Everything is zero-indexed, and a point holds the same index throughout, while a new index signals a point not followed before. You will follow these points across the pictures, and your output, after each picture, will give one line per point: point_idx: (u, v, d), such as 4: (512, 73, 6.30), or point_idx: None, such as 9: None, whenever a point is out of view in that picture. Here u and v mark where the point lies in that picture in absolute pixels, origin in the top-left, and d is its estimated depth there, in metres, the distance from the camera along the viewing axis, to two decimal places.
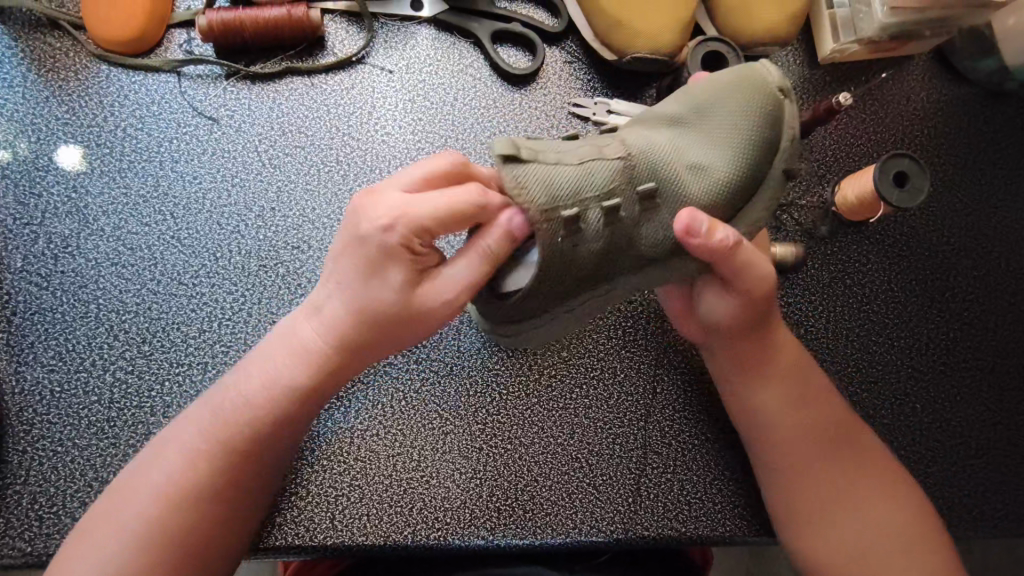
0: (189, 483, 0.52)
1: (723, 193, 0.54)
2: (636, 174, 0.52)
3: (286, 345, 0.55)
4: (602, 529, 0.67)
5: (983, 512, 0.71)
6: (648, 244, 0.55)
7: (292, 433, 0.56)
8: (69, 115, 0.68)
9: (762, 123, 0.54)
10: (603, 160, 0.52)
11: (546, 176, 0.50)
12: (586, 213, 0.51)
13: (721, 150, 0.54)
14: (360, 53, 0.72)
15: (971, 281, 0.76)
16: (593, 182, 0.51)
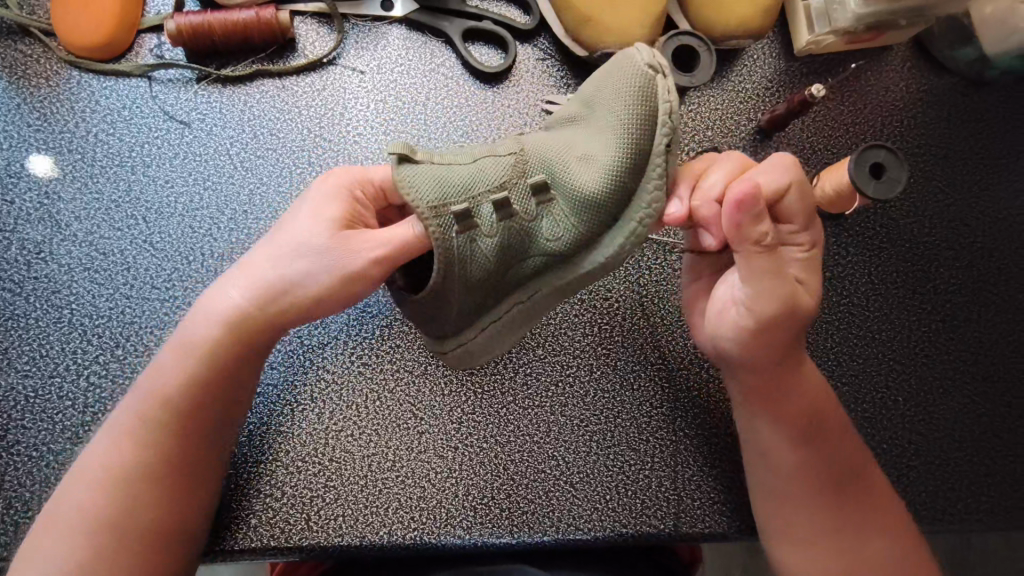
0: (132, 471, 0.54)
1: (613, 177, 0.54)
2: (527, 168, 0.56)
3: (202, 323, 0.57)
4: (579, 527, 0.66)
5: (967, 506, 0.70)
6: (548, 241, 0.57)
7: (209, 405, 0.57)
8: (41, 122, 0.68)
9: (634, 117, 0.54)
10: (491, 159, 0.55)
11: (431, 174, 0.54)
12: (478, 210, 0.54)
13: (604, 138, 0.55)
14: (331, 54, 0.72)
15: (953, 272, 0.75)
16: (479, 179, 0.54)
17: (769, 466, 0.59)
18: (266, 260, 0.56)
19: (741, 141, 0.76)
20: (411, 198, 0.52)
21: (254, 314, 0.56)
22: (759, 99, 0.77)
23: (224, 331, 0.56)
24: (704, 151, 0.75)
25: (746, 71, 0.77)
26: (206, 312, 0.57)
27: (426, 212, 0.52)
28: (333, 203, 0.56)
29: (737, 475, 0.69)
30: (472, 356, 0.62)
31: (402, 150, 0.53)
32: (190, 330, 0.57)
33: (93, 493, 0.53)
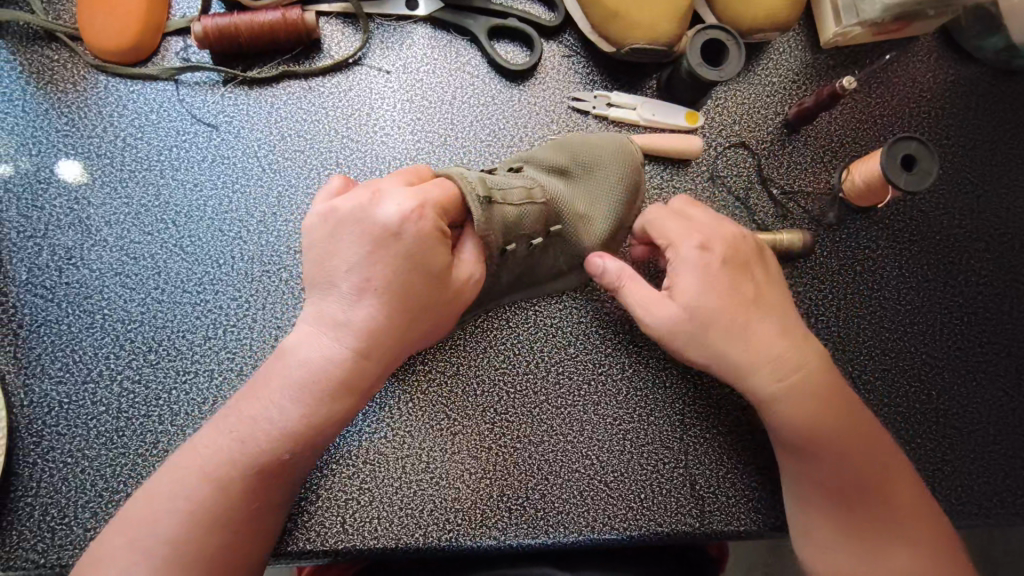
0: (219, 508, 0.50)
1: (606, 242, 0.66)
2: (549, 216, 0.61)
3: (297, 377, 0.52)
4: (615, 526, 0.66)
5: (1004, 500, 0.69)
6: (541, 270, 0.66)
7: (302, 456, 0.54)
8: (69, 127, 0.68)
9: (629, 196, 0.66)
10: (534, 205, 0.59)
11: (502, 214, 0.55)
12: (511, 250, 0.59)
13: (600, 204, 0.65)
14: (357, 55, 0.72)
15: (984, 264, 0.75)
16: (526, 222, 0.58)
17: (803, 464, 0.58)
18: (342, 294, 0.52)
19: (768, 135, 0.76)
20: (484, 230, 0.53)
21: (355, 371, 0.53)
22: (785, 92, 0.76)
23: (320, 382, 0.52)
24: (732, 145, 0.75)
25: (771, 64, 0.77)
26: (305, 355, 0.53)
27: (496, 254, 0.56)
28: (403, 238, 0.51)
29: (772, 472, 0.68)
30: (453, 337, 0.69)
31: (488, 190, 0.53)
32: (284, 371, 0.53)
33: (170, 527, 0.49)
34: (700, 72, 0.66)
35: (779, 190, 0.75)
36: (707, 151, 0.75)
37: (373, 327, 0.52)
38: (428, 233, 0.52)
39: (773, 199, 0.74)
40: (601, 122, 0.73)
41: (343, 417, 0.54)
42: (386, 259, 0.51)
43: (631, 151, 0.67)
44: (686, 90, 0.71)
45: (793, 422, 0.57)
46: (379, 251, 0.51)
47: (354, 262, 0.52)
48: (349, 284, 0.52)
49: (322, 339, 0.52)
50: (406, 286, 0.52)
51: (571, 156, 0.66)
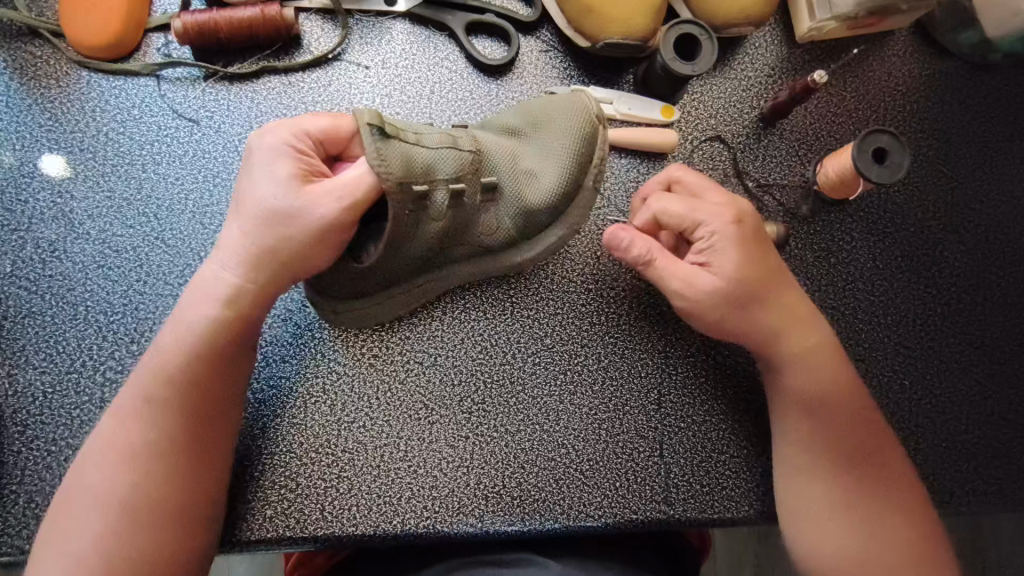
0: (151, 441, 0.54)
1: (553, 199, 0.64)
2: (481, 166, 0.62)
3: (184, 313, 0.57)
4: (590, 513, 0.67)
5: (974, 488, 0.70)
6: (485, 235, 0.66)
7: (225, 377, 0.58)
8: (52, 122, 0.69)
9: (577, 141, 0.64)
10: (452, 152, 0.60)
11: (403, 150, 0.57)
12: (432, 194, 0.59)
13: (550, 161, 0.64)
14: (336, 50, 0.73)
15: (959, 256, 0.76)
16: (442, 167, 0.59)
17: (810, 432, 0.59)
18: (232, 228, 0.59)
19: (744, 129, 0.77)
20: (386, 171, 0.55)
21: (233, 297, 0.58)
22: (761, 86, 0.77)
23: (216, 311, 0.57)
24: (708, 139, 0.76)
25: (748, 58, 0.78)
26: (201, 297, 0.58)
27: (394, 189, 0.56)
28: (287, 171, 0.58)
29: (745, 460, 0.70)
30: (390, 311, 0.69)
31: (377, 122, 0.55)
32: (192, 307, 0.58)
33: (113, 479, 0.53)
34: (674, 67, 0.67)
35: (755, 183, 0.75)
36: (684, 145, 0.76)
37: (251, 254, 0.57)
38: (294, 166, 0.58)
39: (749, 192, 0.75)
40: None
41: (244, 345, 0.59)
42: (278, 184, 0.57)
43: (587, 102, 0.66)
44: (662, 85, 0.72)
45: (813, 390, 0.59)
46: (256, 184, 0.58)
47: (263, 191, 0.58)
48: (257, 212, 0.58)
49: (209, 281, 0.58)
50: (285, 212, 0.57)
51: (525, 122, 0.67)
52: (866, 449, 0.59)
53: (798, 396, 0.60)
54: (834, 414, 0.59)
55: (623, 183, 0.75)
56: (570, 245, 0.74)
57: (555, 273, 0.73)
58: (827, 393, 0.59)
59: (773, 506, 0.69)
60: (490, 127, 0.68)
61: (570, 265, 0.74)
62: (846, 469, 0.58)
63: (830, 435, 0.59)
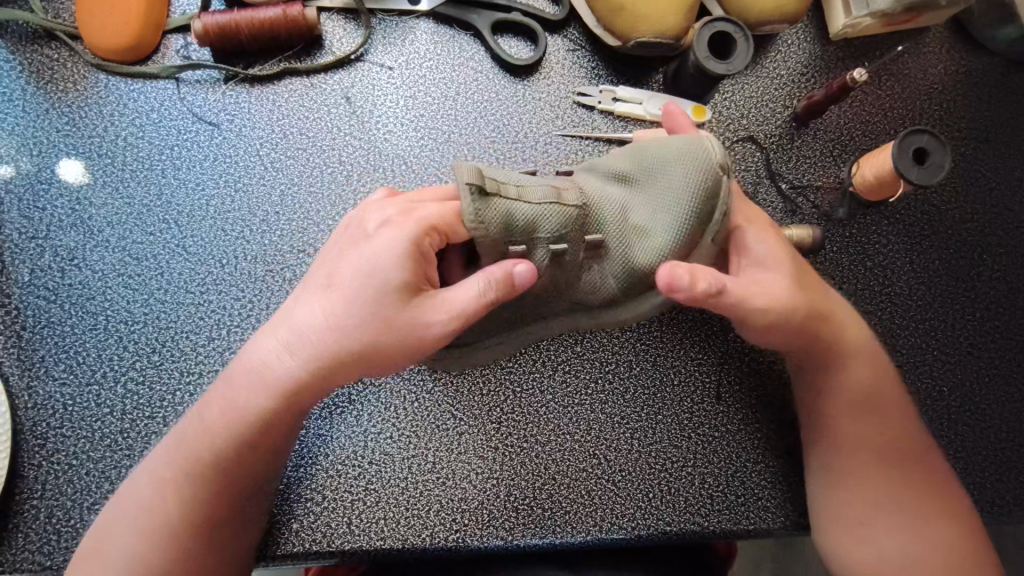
0: (211, 483, 0.54)
1: (666, 254, 0.54)
2: (585, 221, 0.54)
3: (240, 382, 0.55)
4: (622, 526, 0.66)
5: (1017, 497, 0.68)
6: (591, 295, 0.56)
7: (266, 458, 0.56)
8: (70, 127, 0.67)
9: (699, 188, 0.52)
10: (558, 207, 0.52)
11: (500, 207, 0.50)
12: (531, 254, 0.52)
13: (667, 217, 0.53)
14: (358, 51, 0.71)
15: (998, 259, 0.74)
16: (544, 225, 0.51)
17: (861, 428, 0.59)
18: (342, 318, 0.52)
19: (776, 129, 0.75)
20: (475, 223, 0.50)
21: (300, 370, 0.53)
22: (794, 85, 0.75)
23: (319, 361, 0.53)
24: (740, 140, 0.74)
25: (780, 56, 0.76)
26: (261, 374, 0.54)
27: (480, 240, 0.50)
28: (393, 268, 0.51)
29: (781, 470, 0.68)
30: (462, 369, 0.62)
31: (476, 179, 0.49)
32: (260, 374, 0.54)
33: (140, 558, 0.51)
34: (709, 66, 0.65)
35: (788, 184, 0.73)
36: None
37: (324, 355, 0.53)
38: (411, 277, 0.51)
39: (782, 194, 0.73)
40: (607, 116, 0.72)
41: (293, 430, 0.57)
42: (381, 250, 0.51)
43: (707, 146, 0.53)
44: (693, 84, 0.70)
45: (859, 382, 0.59)
46: (381, 287, 0.51)
47: (374, 302, 0.51)
48: (362, 313, 0.52)
49: (295, 340, 0.54)
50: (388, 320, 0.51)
51: (642, 165, 0.57)
52: (907, 444, 0.59)
53: (852, 393, 0.59)
54: (881, 417, 0.59)
55: None
56: None
57: None
58: (869, 383, 0.60)
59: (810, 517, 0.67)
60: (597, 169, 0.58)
61: None
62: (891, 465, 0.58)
63: (886, 436, 0.59)
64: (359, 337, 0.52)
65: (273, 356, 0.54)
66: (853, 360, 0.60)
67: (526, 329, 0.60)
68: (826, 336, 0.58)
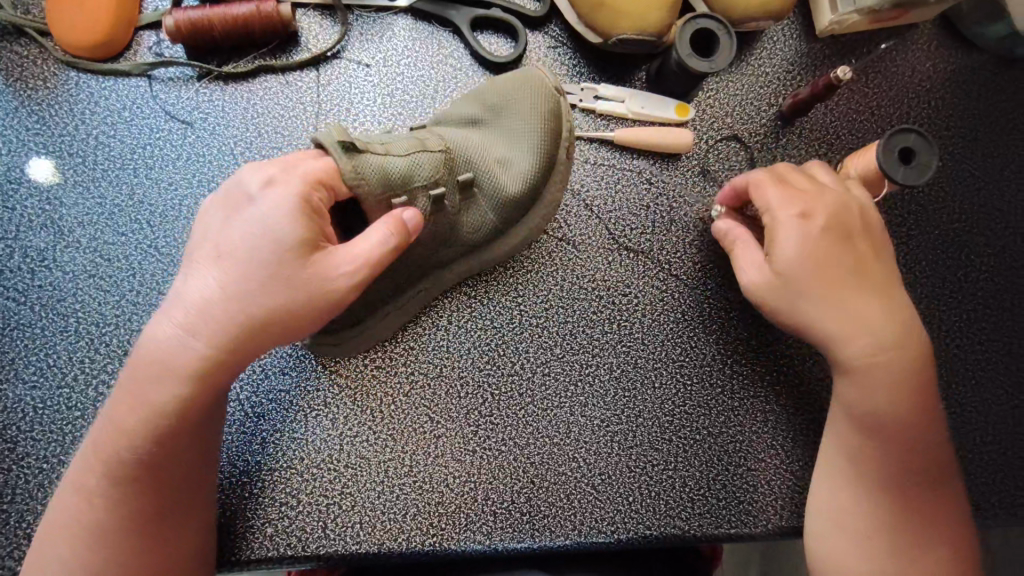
0: (124, 474, 0.50)
1: (530, 181, 0.62)
2: (454, 164, 0.57)
3: (145, 369, 0.50)
4: (602, 530, 0.65)
5: (1002, 500, 0.67)
6: (468, 231, 0.62)
7: (197, 440, 0.53)
8: (41, 125, 0.66)
9: (547, 111, 0.62)
10: (430, 154, 0.55)
11: (384, 163, 0.52)
12: (413, 204, 0.55)
13: (521, 144, 0.62)
14: (335, 47, 0.70)
15: (985, 260, 0.73)
16: (418, 172, 0.54)
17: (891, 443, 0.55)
18: (239, 286, 0.49)
19: (761, 127, 0.73)
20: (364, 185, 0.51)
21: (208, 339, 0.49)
22: (779, 83, 0.74)
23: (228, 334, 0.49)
24: (724, 139, 0.73)
25: (765, 54, 0.75)
26: (161, 357, 0.50)
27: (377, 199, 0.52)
28: (284, 225, 0.49)
29: (763, 473, 0.67)
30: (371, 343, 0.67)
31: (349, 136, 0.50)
32: (161, 357, 0.50)
33: (80, 555, 0.49)
34: (690, 63, 0.64)
35: None
36: (699, 145, 0.73)
37: (228, 327, 0.49)
38: (308, 232, 0.49)
39: None
40: (588, 115, 0.72)
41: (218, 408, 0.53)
42: (274, 211, 0.49)
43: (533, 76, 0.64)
44: (676, 82, 0.69)
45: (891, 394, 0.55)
46: (280, 248, 0.49)
47: (275, 263, 0.49)
48: (264, 276, 0.49)
49: (192, 316, 0.49)
50: (295, 274, 0.49)
51: (484, 104, 0.64)
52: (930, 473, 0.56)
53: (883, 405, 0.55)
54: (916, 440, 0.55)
55: (635, 186, 0.72)
56: (581, 252, 0.71)
57: (564, 281, 0.70)
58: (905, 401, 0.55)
59: (792, 521, 0.66)
60: (445, 123, 0.64)
61: (581, 271, 0.71)
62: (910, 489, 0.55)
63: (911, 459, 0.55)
64: (263, 300, 0.49)
65: (170, 328, 0.50)
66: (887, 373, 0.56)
67: (425, 285, 0.67)
68: (861, 345, 0.55)
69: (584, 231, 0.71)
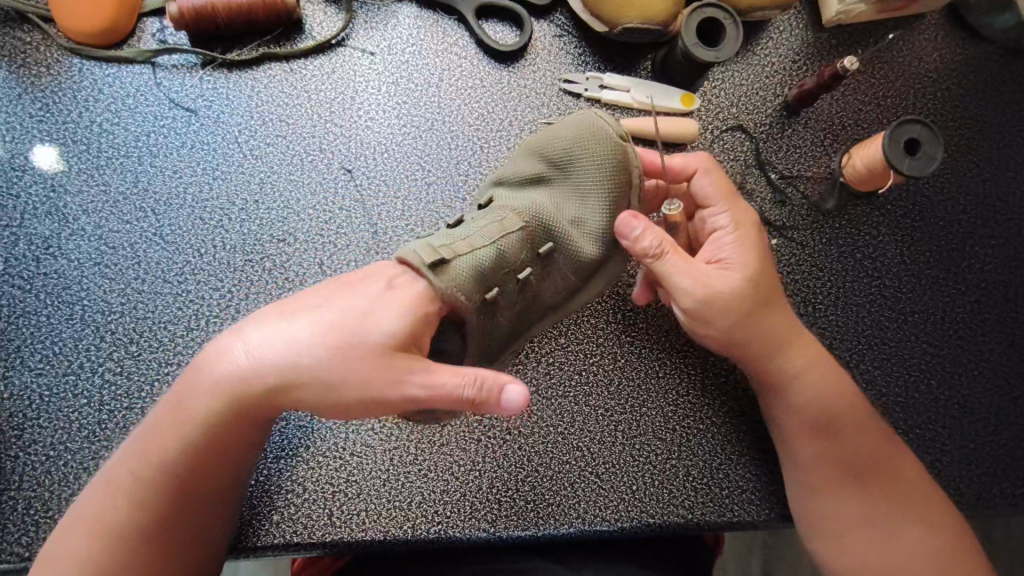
0: (158, 490, 0.50)
1: (610, 239, 0.58)
2: (531, 238, 0.55)
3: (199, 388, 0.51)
4: (605, 518, 0.65)
5: (1003, 490, 0.68)
6: (552, 294, 0.59)
7: (237, 461, 0.54)
8: (44, 112, 0.66)
9: (619, 165, 0.57)
10: (507, 239, 0.53)
11: (470, 270, 0.51)
12: (501, 292, 0.54)
13: (596, 207, 0.57)
14: (339, 35, 0.69)
15: (989, 251, 0.73)
16: (507, 261, 0.53)
17: (823, 444, 0.58)
18: (312, 342, 0.48)
19: (766, 118, 0.73)
20: (467, 300, 0.51)
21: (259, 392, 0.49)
22: (785, 73, 0.74)
23: (278, 385, 0.49)
24: (729, 129, 0.73)
25: (771, 44, 0.74)
26: (222, 375, 0.50)
27: (474, 306, 0.52)
28: (389, 316, 0.48)
29: (765, 463, 0.68)
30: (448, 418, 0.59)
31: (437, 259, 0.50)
32: (217, 381, 0.50)
33: (92, 559, 0.48)
34: (696, 54, 0.63)
35: (778, 174, 0.72)
36: (704, 135, 0.72)
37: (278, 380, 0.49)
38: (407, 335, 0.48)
39: (772, 183, 0.72)
40: (594, 104, 0.71)
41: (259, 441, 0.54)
42: (392, 297, 0.49)
43: (598, 127, 0.57)
44: (681, 72, 0.69)
45: (811, 392, 0.59)
46: (372, 331, 0.48)
47: (356, 341, 0.48)
48: (332, 354, 0.48)
49: (256, 352, 0.49)
50: (369, 361, 0.47)
51: (545, 161, 0.59)
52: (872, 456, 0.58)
53: (807, 407, 0.59)
54: (843, 431, 0.58)
55: None
56: None
57: None
58: (823, 398, 0.59)
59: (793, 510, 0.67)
60: (508, 183, 0.60)
61: None
62: (853, 478, 0.58)
63: (843, 452, 0.58)
64: (324, 366, 0.48)
65: (237, 346, 0.50)
66: (805, 375, 0.59)
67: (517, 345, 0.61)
68: (773, 347, 0.58)
69: None
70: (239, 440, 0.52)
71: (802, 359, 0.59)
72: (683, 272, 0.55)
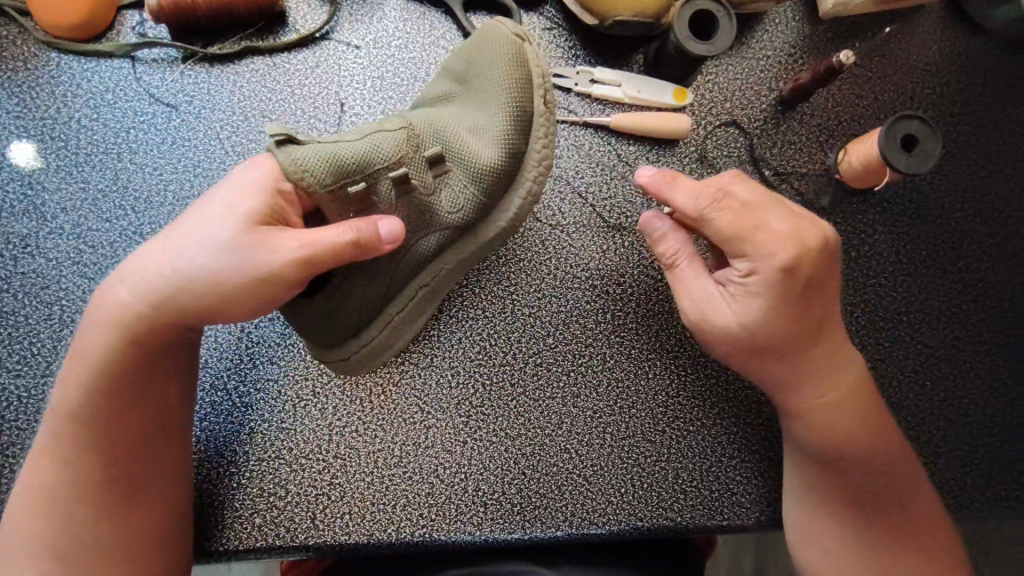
0: (89, 445, 0.51)
1: (504, 144, 0.56)
2: (419, 140, 0.54)
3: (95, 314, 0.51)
4: (593, 521, 0.64)
5: (998, 493, 0.67)
6: (452, 210, 0.55)
7: (159, 389, 0.53)
8: (21, 108, 0.65)
9: (513, 65, 0.57)
10: (387, 132, 0.52)
11: (324, 150, 0.50)
12: (375, 188, 0.52)
13: (492, 110, 0.56)
14: (323, 29, 0.68)
15: (987, 250, 0.71)
16: (376, 155, 0.51)
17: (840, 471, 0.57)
18: (189, 252, 0.48)
19: (760, 113, 0.71)
20: (315, 178, 0.49)
21: (143, 314, 0.49)
22: (780, 67, 0.72)
23: (167, 297, 0.49)
24: (722, 124, 0.71)
25: (767, 36, 0.72)
26: (101, 305, 0.51)
27: (330, 185, 0.49)
28: (249, 206, 0.48)
29: (757, 465, 0.67)
30: (366, 359, 0.58)
31: (283, 131, 0.49)
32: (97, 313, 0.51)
33: (50, 525, 0.51)
34: (687, 47, 0.62)
35: (772, 171, 0.71)
36: (697, 131, 0.71)
37: (160, 293, 0.49)
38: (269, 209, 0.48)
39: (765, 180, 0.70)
40: (584, 99, 0.70)
41: (178, 359, 0.54)
42: (240, 184, 0.49)
43: (494, 33, 0.58)
44: (673, 66, 0.67)
45: (841, 422, 0.56)
46: (236, 223, 0.48)
47: (227, 235, 0.47)
48: (204, 254, 0.48)
49: (135, 272, 0.50)
50: (241, 245, 0.47)
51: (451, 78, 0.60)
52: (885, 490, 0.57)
53: (835, 434, 0.56)
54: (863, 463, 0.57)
55: (632, 172, 0.70)
56: (574, 240, 0.70)
57: (557, 269, 0.69)
58: (852, 428, 0.56)
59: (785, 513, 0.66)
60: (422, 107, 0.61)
61: (574, 260, 0.69)
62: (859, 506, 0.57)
63: (857, 482, 0.57)
64: (204, 264, 0.48)
65: (120, 286, 0.50)
66: (837, 403, 0.56)
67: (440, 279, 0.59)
68: (807, 369, 0.55)
69: (578, 219, 0.70)
70: (156, 374, 0.53)
71: (835, 388, 0.56)
72: (696, 287, 0.56)
